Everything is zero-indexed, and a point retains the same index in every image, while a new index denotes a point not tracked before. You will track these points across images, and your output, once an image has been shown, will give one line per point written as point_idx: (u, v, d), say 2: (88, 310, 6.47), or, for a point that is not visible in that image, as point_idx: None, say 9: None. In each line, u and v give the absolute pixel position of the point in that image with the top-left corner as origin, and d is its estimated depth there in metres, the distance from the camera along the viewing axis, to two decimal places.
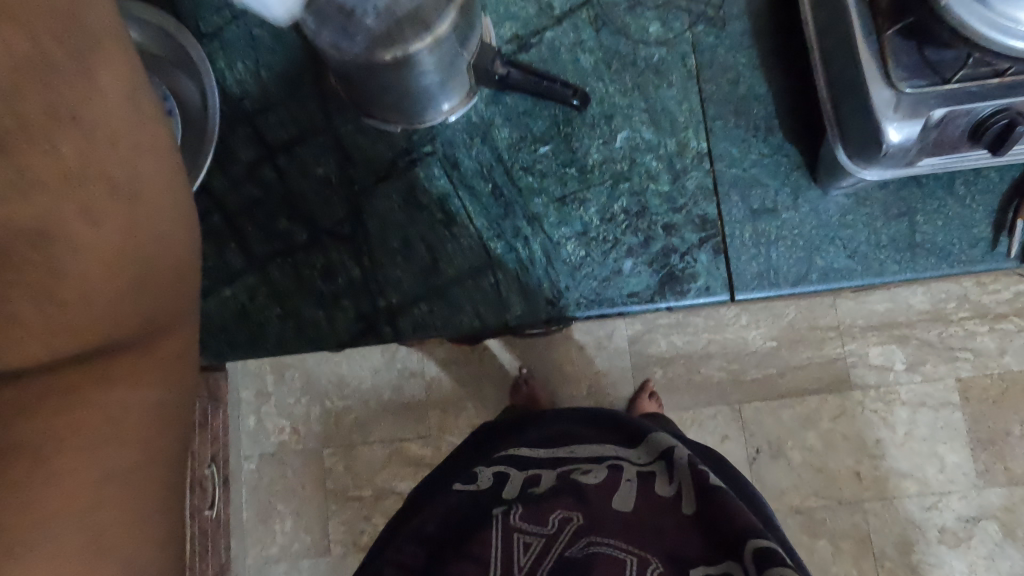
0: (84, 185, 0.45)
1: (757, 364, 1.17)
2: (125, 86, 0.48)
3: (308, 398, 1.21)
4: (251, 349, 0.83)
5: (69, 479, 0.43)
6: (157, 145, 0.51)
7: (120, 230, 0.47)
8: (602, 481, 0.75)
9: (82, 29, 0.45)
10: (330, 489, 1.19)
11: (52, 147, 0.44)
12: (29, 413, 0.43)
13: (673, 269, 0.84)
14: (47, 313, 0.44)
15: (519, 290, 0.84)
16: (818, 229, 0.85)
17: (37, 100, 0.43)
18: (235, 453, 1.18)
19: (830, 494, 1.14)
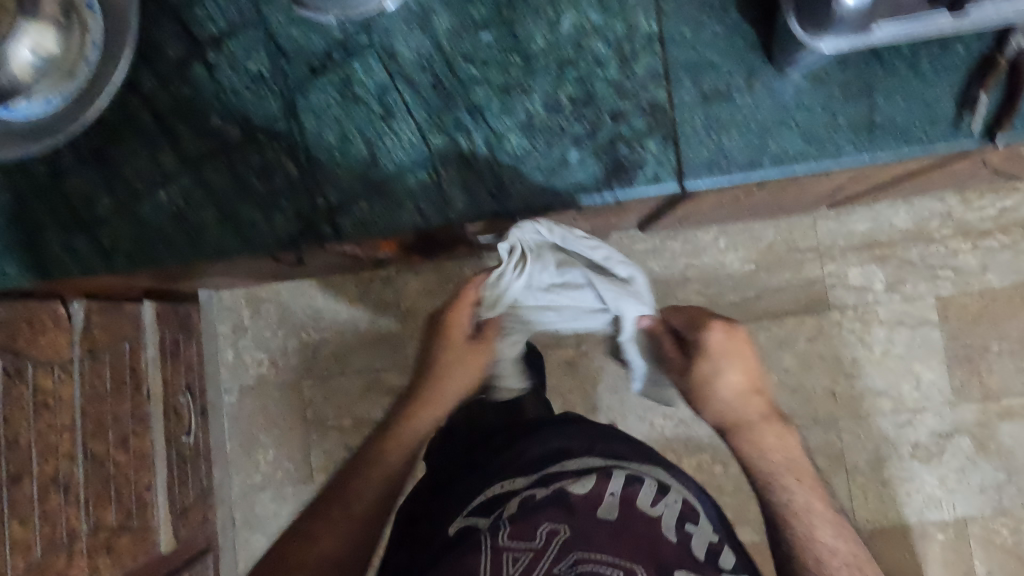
0: (415, 427, 0.78)
1: (734, 287, 1.17)
2: (462, 376, 0.80)
3: (285, 331, 1.21)
4: (134, 260, 0.59)
5: (324, 526, 0.71)
6: (442, 403, 0.80)
7: (405, 456, 0.76)
8: (590, 491, 0.64)
9: (454, 348, 0.79)
10: (310, 419, 1.21)
11: (432, 402, 0.80)
12: (341, 497, 0.73)
13: (621, 151, 0.56)
14: (375, 473, 0.74)
15: (438, 196, 0.57)
16: (768, 109, 0.56)
17: (441, 384, 0.80)
18: (214, 385, 1.19)
19: (804, 413, 1.15)
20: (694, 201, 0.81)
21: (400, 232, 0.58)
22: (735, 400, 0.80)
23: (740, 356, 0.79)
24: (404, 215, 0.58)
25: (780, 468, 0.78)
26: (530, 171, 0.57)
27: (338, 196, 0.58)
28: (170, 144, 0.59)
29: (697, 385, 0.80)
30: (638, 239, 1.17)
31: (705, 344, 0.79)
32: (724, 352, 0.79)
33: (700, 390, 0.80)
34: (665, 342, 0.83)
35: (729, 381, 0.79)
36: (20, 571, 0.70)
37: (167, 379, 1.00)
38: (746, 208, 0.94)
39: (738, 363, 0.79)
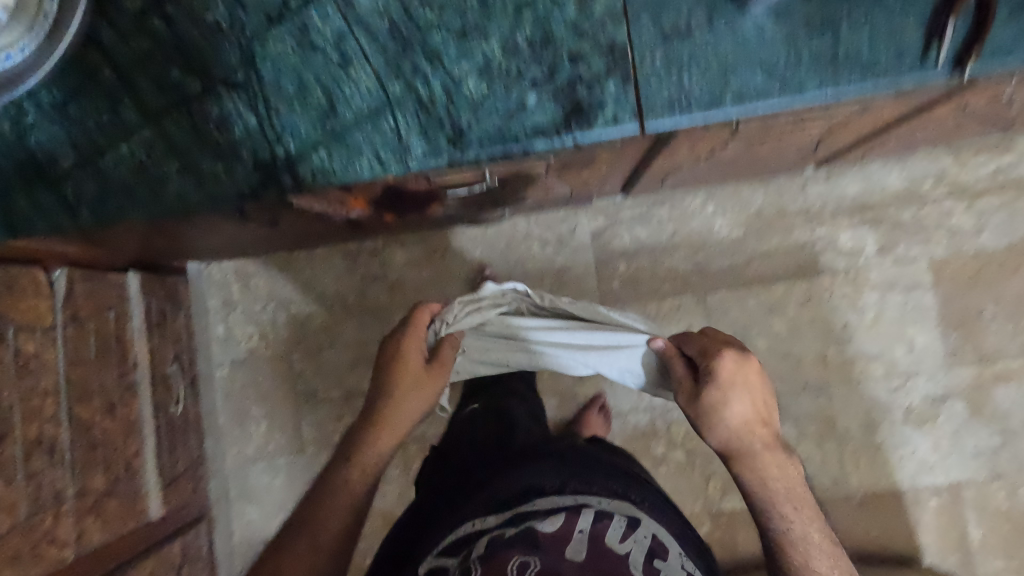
0: (374, 452, 0.80)
1: (722, 253, 1.15)
2: (420, 398, 0.81)
3: (274, 306, 1.22)
4: (99, 214, 0.59)
5: (290, 554, 0.74)
6: (400, 425, 0.81)
7: (365, 481, 0.79)
8: (557, 530, 0.64)
9: (409, 371, 0.80)
10: (301, 392, 1.22)
11: (391, 425, 0.81)
12: (306, 525, 0.76)
13: (579, 94, 0.55)
14: (338, 500, 0.77)
15: (395, 146, 0.57)
16: (726, 43, 0.55)
17: (399, 407, 0.81)
18: (205, 359, 1.20)
19: (795, 379, 1.13)
20: (670, 162, 0.80)
21: (359, 183, 0.58)
22: (744, 429, 0.76)
23: (749, 387, 0.76)
24: (361, 164, 0.57)
25: (785, 498, 0.74)
26: (488, 116, 0.56)
27: (297, 146, 0.57)
28: (130, 98, 0.59)
29: (702, 409, 0.76)
30: (623, 207, 1.16)
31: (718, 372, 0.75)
32: (737, 379, 0.76)
33: (706, 413, 0.76)
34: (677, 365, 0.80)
35: (739, 409, 0.75)
36: (6, 529, 0.71)
37: (154, 348, 1.01)
38: (729, 167, 0.92)
39: (748, 393, 0.76)
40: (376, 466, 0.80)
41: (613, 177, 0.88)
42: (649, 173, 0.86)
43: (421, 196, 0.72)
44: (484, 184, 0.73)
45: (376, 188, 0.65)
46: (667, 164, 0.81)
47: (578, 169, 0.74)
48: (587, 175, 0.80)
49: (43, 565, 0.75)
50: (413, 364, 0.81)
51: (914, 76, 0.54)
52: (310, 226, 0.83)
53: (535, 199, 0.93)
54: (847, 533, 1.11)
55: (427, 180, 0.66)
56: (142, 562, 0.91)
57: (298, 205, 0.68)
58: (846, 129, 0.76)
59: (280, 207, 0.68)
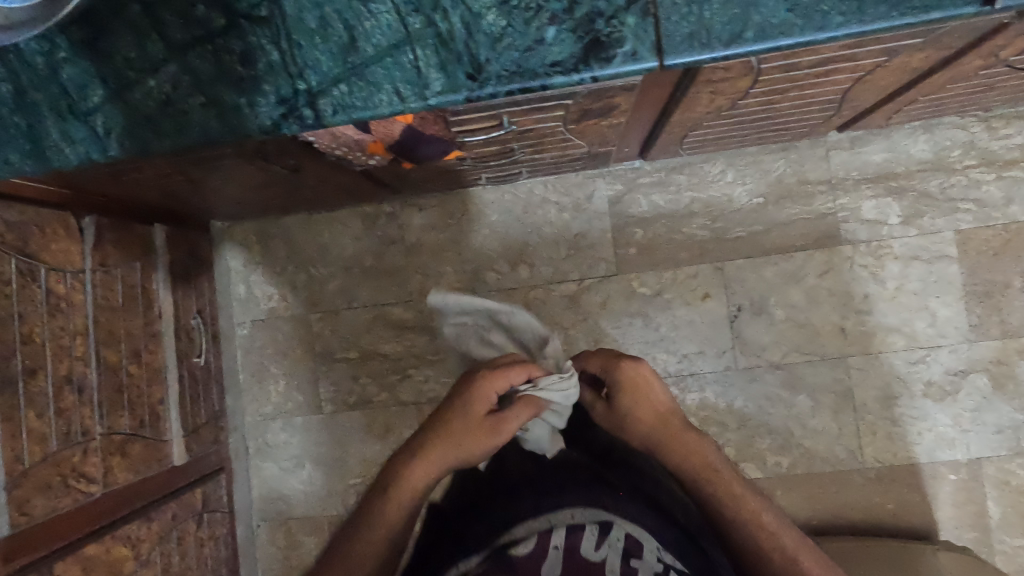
0: (413, 481, 0.74)
1: (741, 222, 1.14)
2: (480, 441, 0.73)
3: (294, 267, 1.24)
4: (127, 150, 0.61)
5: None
6: (452, 459, 0.74)
7: (401, 512, 0.73)
8: (534, 553, 0.70)
9: (477, 410, 0.74)
10: (319, 352, 1.24)
11: (444, 459, 0.74)
12: (337, 551, 0.71)
13: (598, 28, 0.55)
14: (371, 529, 0.72)
15: (414, 79, 0.57)
16: None
17: (455, 441, 0.74)
18: (227, 317, 1.23)
19: (812, 350, 1.12)
20: (690, 115, 0.79)
21: (379, 117, 0.58)
22: (660, 421, 0.78)
23: (644, 389, 0.78)
24: (382, 99, 0.58)
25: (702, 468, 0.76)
26: (506, 50, 0.56)
27: (319, 80, 0.58)
28: (157, 33, 0.60)
29: (612, 416, 0.80)
30: (641, 173, 1.16)
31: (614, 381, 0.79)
32: (630, 385, 0.78)
33: (616, 420, 0.79)
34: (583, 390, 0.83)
35: (640, 410, 0.78)
36: (36, 460, 0.74)
37: (177, 301, 1.03)
38: (749, 128, 0.92)
39: (645, 391, 0.78)
40: (412, 501, 0.73)
41: (630, 134, 0.88)
42: (668, 129, 0.86)
43: (439, 143, 0.72)
44: (502, 133, 0.74)
45: (395, 130, 0.66)
46: (687, 118, 0.81)
47: (597, 118, 0.74)
48: (606, 128, 0.80)
49: (71, 498, 0.78)
50: (480, 401, 0.74)
51: (947, 10, 0.53)
52: (329, 175, 0.84)
53: (551, 157, 0.93)
54: (861, 508, 1.10)
55: (446, 126, 0.67)
56: (163, 505, 0.94)
57: (317, 146, 0.69)
58: (870, 83, 0.75)
59: (300, 147, 0.70)
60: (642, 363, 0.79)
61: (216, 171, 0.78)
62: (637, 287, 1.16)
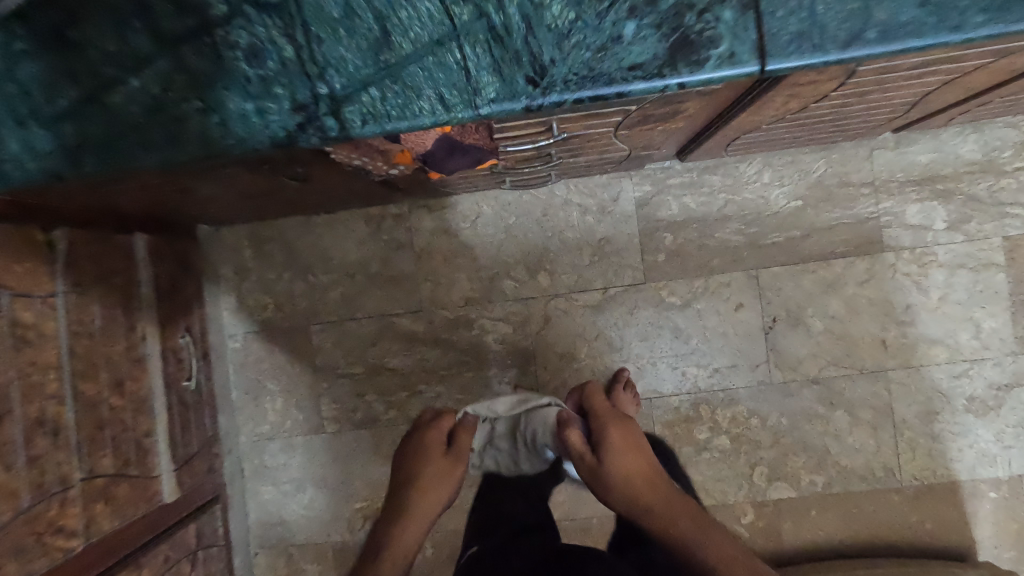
0: (401, 530, 0.78)
1: (778, 226, 1.06)
2: (444, 475, 0.81)
3: (290, 275, 1.13)
4: (104, 166, 0.50)
5: None
6: (428, 503, 0.80)
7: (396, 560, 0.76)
8: None
9: (430, 451, 0.83)
10: (320, 367, 1.14)
11: (419, 505, 0.79)
12: None
13: (688, 25, 0.46)
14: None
15: (460, 84, 0.48)
16: None
17: (425, 485, 0.81)
18: (217, 330, 1.12)
19: (851, 363, 1.06)
20: (754, 118, 0.70)
21: (418, 129, 0.49)
22: (643, 480, 0.77)
23: (630, 444, 0.80)
24: (421, 107, 0.48)
25: (682, 513, 0.74)
26: (575, 50, 0.47)
27: (344, 83, 0.48)
28: (142, 21, 0.49)
29: (599, 469, 0.78)
30: (672, 173, 1.07)
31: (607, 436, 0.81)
32: (618, 440, 0.80)
33: (599, 474, 0.78)
34: (573, 444, 0.82)
35: (626, 461, 0.78)
36: (5, 522, 0.63)
37: (163, 319, 0.92)
38: (805, 130, 0.83)
39: (631, 450, 0.80)
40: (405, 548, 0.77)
41: (678, 136, 0.79)
42: (721, 132, 0.77)
43: (475, 154, 0.63)
44: (549, 141, 0.64)
45: (430, 140, 0.56)
46: (748, 121, 0.72)
47: (655, 123, 0.64)
48: (659, 132, 0.70)
49: (48, 558, 0.68)
50: (433, 443, 0.84)
51: None
52: (340, 181, 0.74)
53: (586, 162, 0.83)
54: (898, 527, 1.05)
55: (489, 133, 0.57)
56: (153, 550, 0.84)
57: (335, 156, 0.59)
58: (960, 84, 0.66)
59: (313, 156, 0.59)
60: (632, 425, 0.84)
61: (210, 180, 0.67)
62: (666, 296, 1.08)
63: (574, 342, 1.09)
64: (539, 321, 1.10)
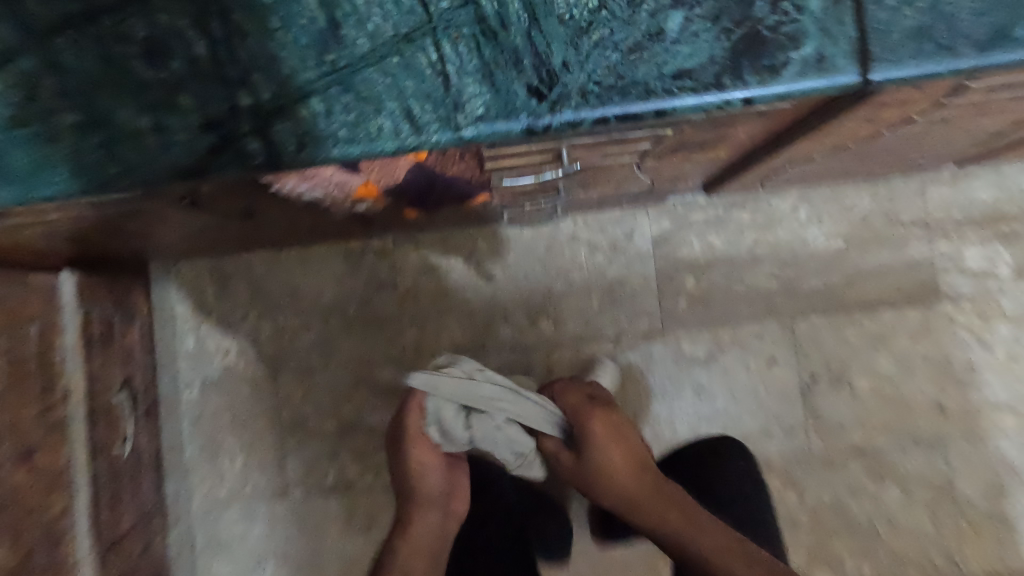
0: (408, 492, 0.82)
1: (817, 270, 0.92)
2: (418, 449, 0.80)
3: (257, 315, 0.99)
4: None
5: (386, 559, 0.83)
6: (419, 470, 0.81)
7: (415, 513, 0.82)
8: None
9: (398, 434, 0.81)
10: (287, 423, 0.99)
11: (414, 471, 0.81)
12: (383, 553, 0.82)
13: (756, 16, 0.33)
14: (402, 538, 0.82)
15: (436, 92, 0.34)
16: None
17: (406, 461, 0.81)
18: (170, 379, 0.97)
19: (903, 430, 0.91)
20: (809, 146, 0.57)
21: (374, 157, 0.35)
22: (626, 471, 0.79)
23: (612, 439, 0.79)
24: (380, 126, 0.34)
25: (669, 502, 0.79)
26: (597, 50, 0.33)
27: (274, 91, 0.35)
28: (4, 6, 0.36)
29: (585, 469, 0.79)
30: (695, 207, 0.93)
31: (589, 436, 0.78)
32: (601, 435, 0.78)
33: (585, 473, 0.79)
34: (551, 444, 0.79)
35: (611, 458, 0.79)
36: None
37: (95, 372, 0.77)
38: (862, 162, 0.69)
39: (613, 443, 0.79)
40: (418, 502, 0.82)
41: (710, 167, 0.65)
42: (764, 163, 0.63)
43: (461, 187, 0.50)
44: (557, 172, 0.51)
45: (400, 168, 0.43)
46: (801, 150, 0.58)
47: (690, 151, 0.51)
48: (691, 162, 0.57)
49: None
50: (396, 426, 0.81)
51: None
52: (297, 216, 0.60)
53: (598, 195, 0.70)
54: None
55: (479, 161, 0.44)
56: None
57: (279, 187, 0.45)
58: None
59: (251, 188, 0.46)
60: (611, 408, 0.82)
61: (130, 214, 0.53)
62: (687, 348, 0.93)
63: None
64: (541, 374, 0.95)
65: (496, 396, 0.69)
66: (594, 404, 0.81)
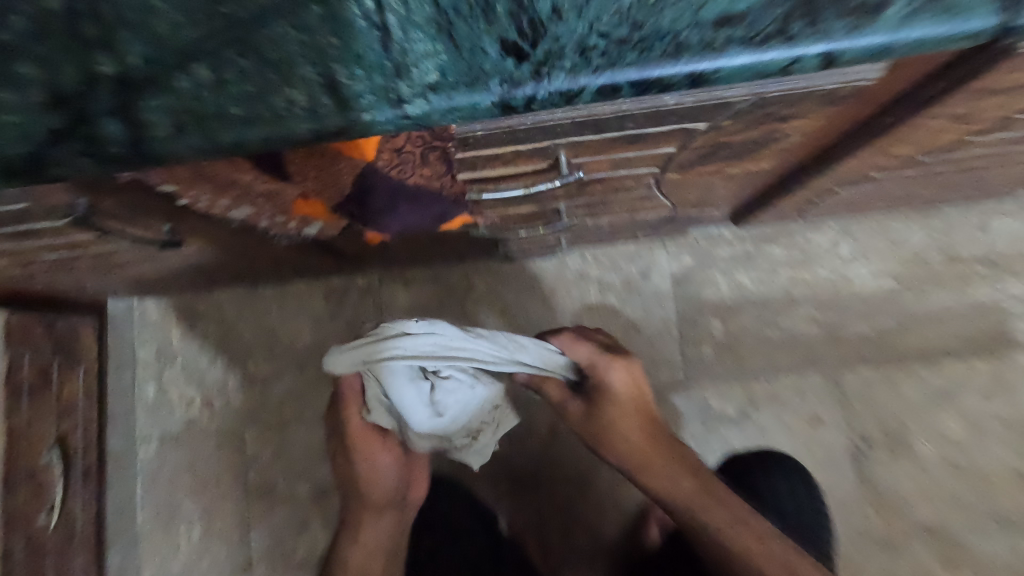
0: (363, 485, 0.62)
1: (864, 315, 0.80)
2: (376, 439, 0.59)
3: (226, 360, 0.88)
4: None
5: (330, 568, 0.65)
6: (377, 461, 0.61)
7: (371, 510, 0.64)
8: None
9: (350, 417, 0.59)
10: (254, 485, 0.87)
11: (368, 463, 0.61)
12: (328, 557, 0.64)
13: None
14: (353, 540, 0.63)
15: (370, 50, 0.24)
16: None
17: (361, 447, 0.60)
18: (123, 433, 0.86)
19: (979, 506, 0.76)
20: (871, 161, 0.46)
21: (281, 143, 0.24)
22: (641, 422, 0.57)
23: (629, 394, 0.57)
24: (290, 100, 0.24)
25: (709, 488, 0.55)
26: None
27: (147, 54, 0.25)
28: None
29: (597, 424, 0.57)
30: (720, 241, 0.82)
31: (604, 380, 0.56)
32: (619, 382, 0.56)
33: (598, 429, 0.57)
34: (553, 389, 0.57)
35: (629, 420, 0.57)
36: None
37: (21, 428, 0.64)
38: (927, 185, 0.58)
39: (633, 400, 0.57)
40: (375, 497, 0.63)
41: (744, 189, 0.54)
42: (810, 184, 0.52)
43: (434, 207, 0.39)
44: (556, 185, 0.40)
45: (346, 176, 0.33)
46: (860, 166, 0.47)
47: (724, 161, 0.40)
48: (724, 178, 0.46)
49: None
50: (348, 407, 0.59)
51: None
52: (244, 241, 0.50)
53: (609, 223, 0.59)
54: None
55: (450, 168, 0.34)
56: None
57: (193, 202, 0.35)
58: None
59: (158, 203, 0.35)
60: (630, 358, 0.58)
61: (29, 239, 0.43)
62: (715, 403, 0.80)
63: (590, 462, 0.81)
64: (543, 431, 0.82)
65: (441, 345, 0.45)
66: (610, 351, 0.57)
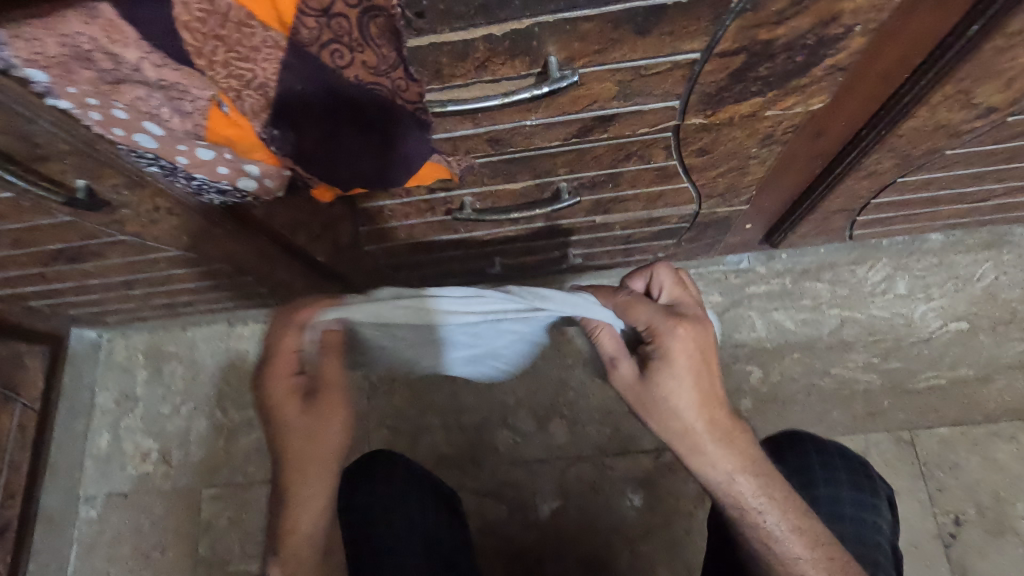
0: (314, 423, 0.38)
1: (935, 362, 0.67)
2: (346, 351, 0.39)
3: (191, 407, 0.78)
4: None
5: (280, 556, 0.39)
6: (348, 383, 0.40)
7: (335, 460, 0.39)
8: None
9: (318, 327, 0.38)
10: (205, 559, 0.73)
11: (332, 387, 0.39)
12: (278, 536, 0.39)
13: None
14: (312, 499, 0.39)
15: None
16: None
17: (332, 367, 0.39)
18: (63, 491, 0.74)
19: None
20: (945, 120, 0.37)
21: None
22: (707, 391, 0.38)
23: (698, 367, 0.38)
24: None
25: (781, 501, 0.39)
26: None
27: None
28: None
29: (649, 401, 0.38)
30: (753, 277, 0.72)
31: (665, 350, 0.38)
32: (685, 354, 0.38)
33: (652, 405, 0.38)
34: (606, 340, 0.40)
35: (694, 401, 0.38)
36: None
37: None
38: (1006, 180, 0.48)
39: (705, 376, 0.39)
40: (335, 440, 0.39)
41: (782, 173, 0.46)
42: (866, 169, 0.43)
43: (395, 144, 0.31)
44: (548, 112, 0.31)
45: (264, 62, 0.25)
46: (931, 131, 0.38)
47: (762, 94, 0.32)
48: (761, 140, 0.37)
49: None
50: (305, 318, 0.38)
51: None
52: (184, 216, 0.42)
53: (622, 223, 0.50)
54: None
55: (400, 62, 0.26)
56: None
57: (83, 108, 0.28)
58: None
59: (38, 109, 0.28)
60: (705, 323, 0.40)
61: None
62: None
63: (607, 539, 0.66)
64: (551, 499, 0.68)
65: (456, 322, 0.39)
66: (674, 312, 0.40)
